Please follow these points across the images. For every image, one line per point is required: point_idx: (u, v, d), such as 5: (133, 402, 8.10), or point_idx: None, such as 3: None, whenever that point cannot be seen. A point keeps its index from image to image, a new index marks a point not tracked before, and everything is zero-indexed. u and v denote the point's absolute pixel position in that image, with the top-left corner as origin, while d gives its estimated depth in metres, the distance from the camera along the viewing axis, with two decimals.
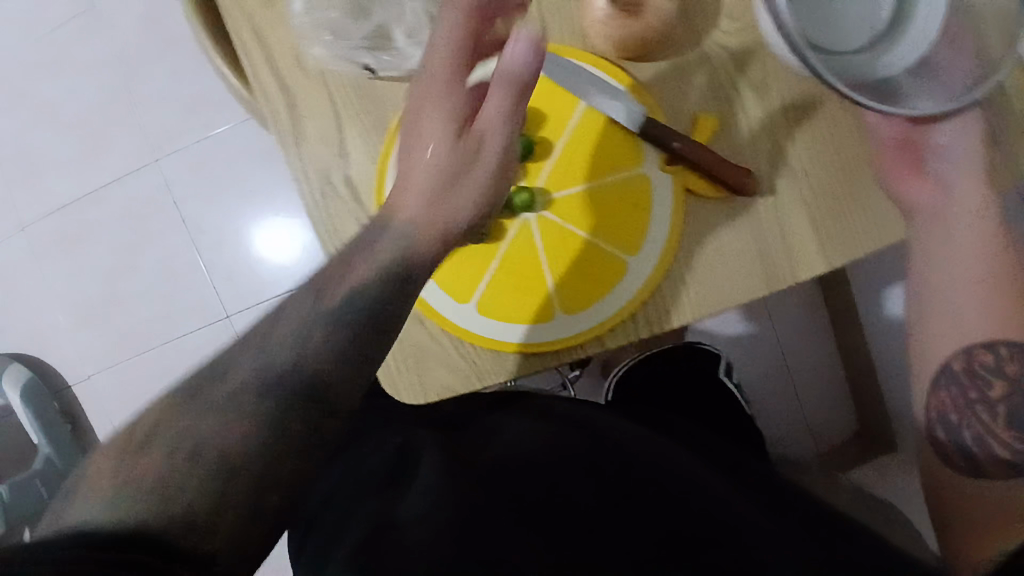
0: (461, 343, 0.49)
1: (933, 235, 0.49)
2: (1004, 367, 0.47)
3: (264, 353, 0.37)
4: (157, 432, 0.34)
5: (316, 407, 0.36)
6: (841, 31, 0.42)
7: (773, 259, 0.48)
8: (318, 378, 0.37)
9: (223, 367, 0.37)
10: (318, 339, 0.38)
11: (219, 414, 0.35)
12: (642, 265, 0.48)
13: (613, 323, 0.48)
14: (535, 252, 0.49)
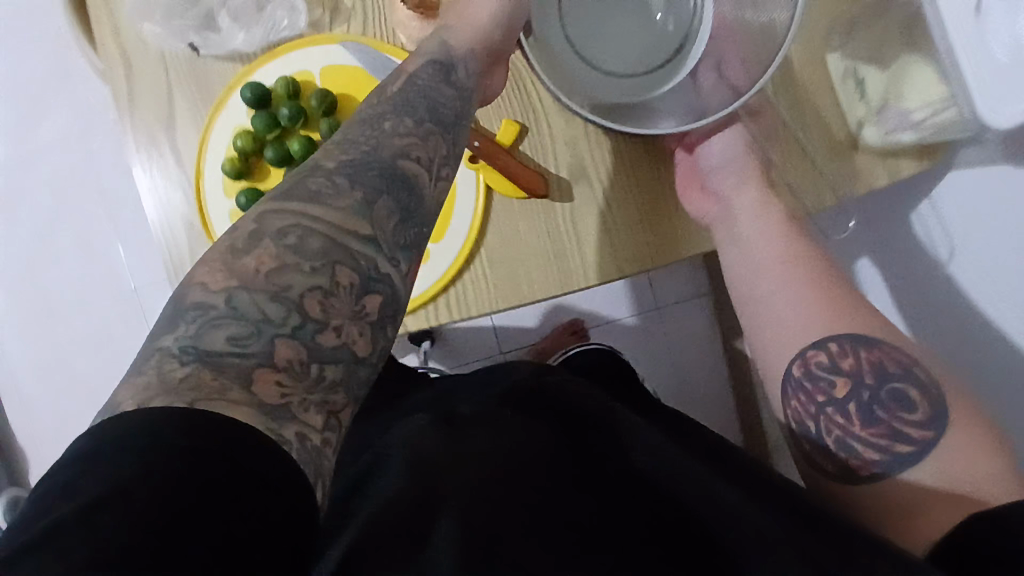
0: None
1: (739, 239, 0.55)
2: (841, 363, 0.47)
3: (284, 225, 0.31)
4: (184, 324, 0.29)
5: (331, 284, 0.31)
6: (610, 59, 0.52)
7: (567, 260, 0.52)
8: (337, 248, 0.31)
9: (217, 249, 0.31)
10: (354, 193, 0.33)
11: (258, 286, 0.30)
12: (446, 253, 0.52)
13: (421, 305, 0.53)
14: None
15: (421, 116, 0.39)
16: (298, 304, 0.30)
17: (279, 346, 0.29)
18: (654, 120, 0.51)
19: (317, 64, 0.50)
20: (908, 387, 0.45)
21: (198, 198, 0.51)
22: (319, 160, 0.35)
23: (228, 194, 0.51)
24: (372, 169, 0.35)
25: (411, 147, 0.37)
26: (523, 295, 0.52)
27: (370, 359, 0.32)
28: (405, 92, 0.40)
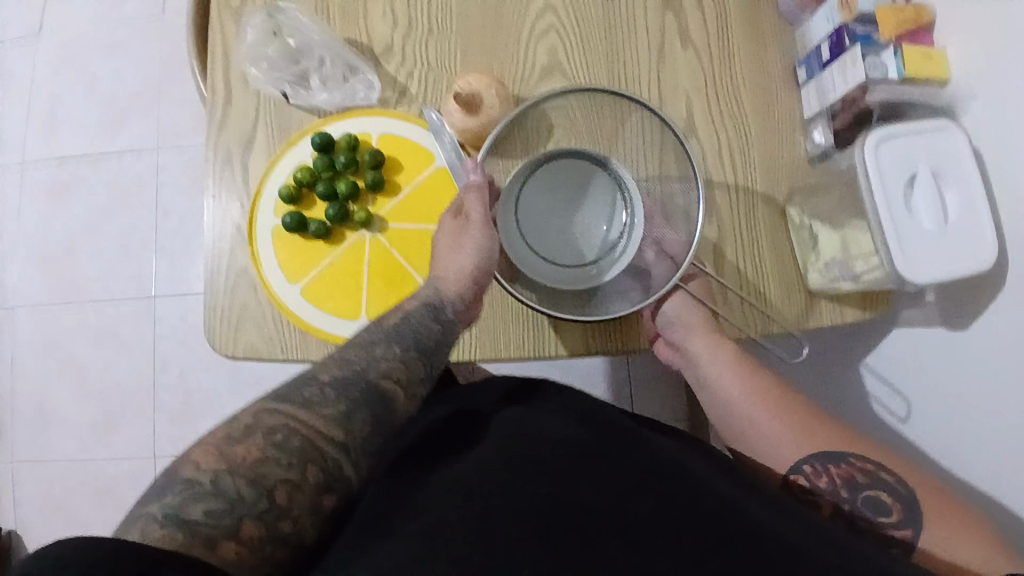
0: (281, 317, 0.60)
1: (705, 383, 0.66)
2: (819, 482, 0.55)
3: (275, 424, 0.44)
4: (169, 496, 0.39)
5: (300, 478, 0.42)
6: (559, 255, 0.59)
7: (541, 328, 0.61)
8: (312, 449, 0.44)
9: (217, 436, 0.43)
10: (337, 404, 0.46)
11: (240, 472, 0.41)
12: None
13: None
14: (362, 265, 0.60)
15: (401, 344, 0.52)
16: (269, 490, 0.41)
17: (245, 523, 0.39)
18: (600, 311, 0.58)
19: (378, 128, 0.62)
20: (882, 493, 0.52)
21: (252, 209, 0.61)
22: (318, 372, 0.48)
23: (277, 212, 0.61)
24: (358, 384, 0.48)
25: (392, 369, 0.50)
26: (498, 349, 0.61)
27: (310, 527, 0.43)
28: (397, 326, 0.53)
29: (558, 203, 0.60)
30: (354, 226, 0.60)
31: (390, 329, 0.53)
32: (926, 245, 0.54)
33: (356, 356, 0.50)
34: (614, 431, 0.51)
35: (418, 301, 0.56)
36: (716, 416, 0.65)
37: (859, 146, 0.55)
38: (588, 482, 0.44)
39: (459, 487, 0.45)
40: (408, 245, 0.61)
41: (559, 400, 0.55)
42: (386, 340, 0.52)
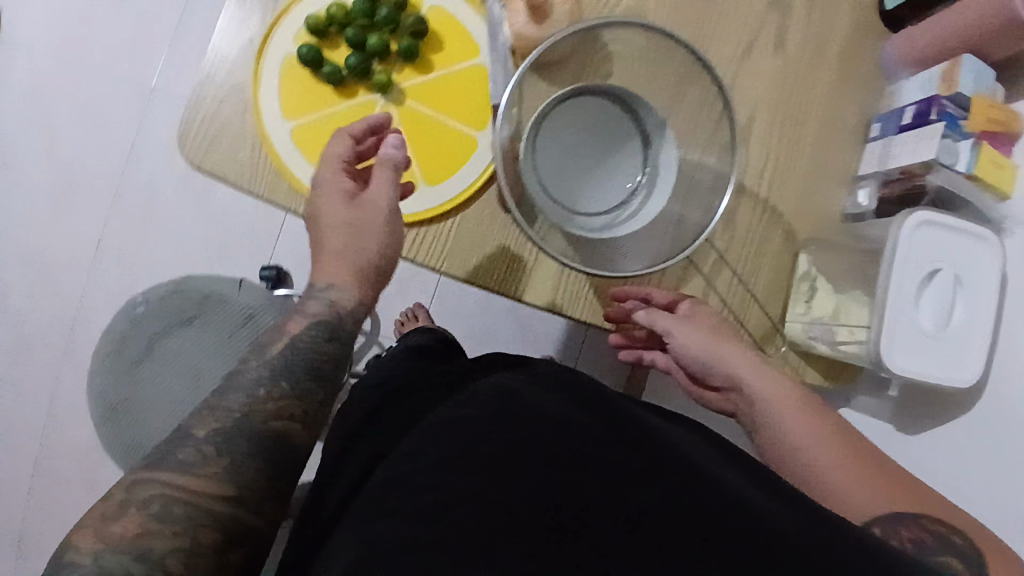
0: (259, 147, 0.55)
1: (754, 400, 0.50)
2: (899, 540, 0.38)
3: (151, 495, 0.43)
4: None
5: (192, 543, 0.42)
6: (574, 195, 0.55)
7: (518, 265, 0.56)
8: (198, 512, 0.42)
9: (101, 511, 0.42)
10: (219, 461, 0.44)
11: (122, 549, 0.40)
12: (432, 198, 0.56)
13: None
14: (363, 130, 0.55)
15: (281, 382, 0.48)
16: (158, 561, 0.40)
17: None
18: (601, 266, 0.55)
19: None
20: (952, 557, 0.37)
21: (271, 25, 0.56)
22: (193, 427, 0.46)
23: (297, 38, 0.56)
24: (242, 433, 0.45)
25: (282, 405, 0.47)
26: (467, 272, 0.55)
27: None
28: (276, 357, 0.49)
29: (596, 147, 0.55)
30: (371, 86, 0.55)
31: (271, 362, 0.49)
32: (914, 343, 0.53)
33: (239, 388, 0.47)
34: (626, 418, 0.41)
35: (305, 319, 0.51)
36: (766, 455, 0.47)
37: (899, 221, 0.52)
38: (591, 480, 0.35)
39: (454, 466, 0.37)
40: (417, 130, 0.56)
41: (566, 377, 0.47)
42: (269, 376, 0.48)
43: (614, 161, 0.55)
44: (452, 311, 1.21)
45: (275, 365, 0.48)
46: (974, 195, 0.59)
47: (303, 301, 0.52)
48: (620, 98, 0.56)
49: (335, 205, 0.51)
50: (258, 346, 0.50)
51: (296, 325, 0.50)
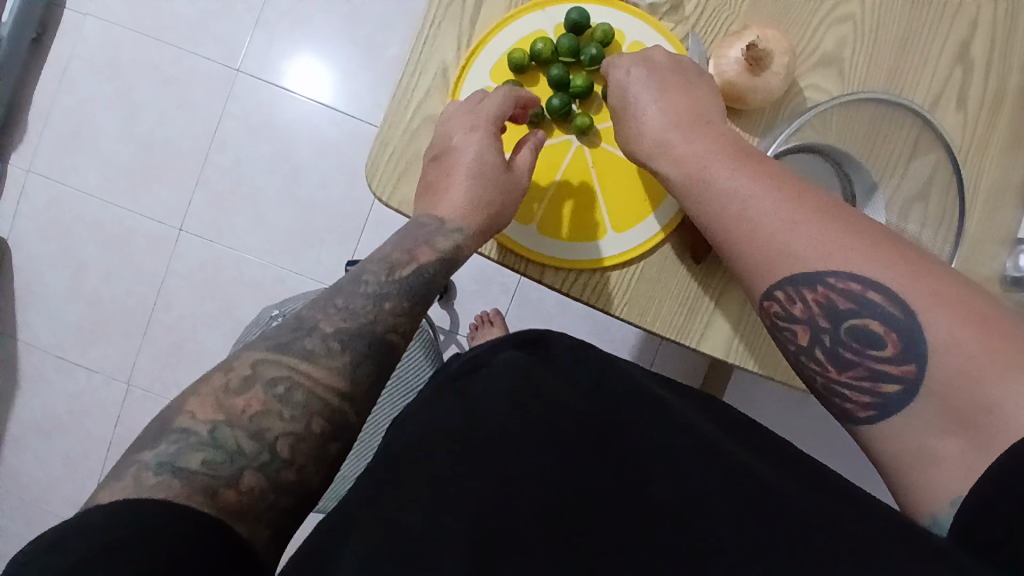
0: None
1: (737, 196, 0.48)
2: (794, 311, 0.45)
3: (277, 376, 0.43)
4: (165, 443, 0.39)
5: (303, 430, 0.42)
6: None
7: (694, 317, 0.55)
8: (316, 402, 0.43)
9: (214, 388, 0.42)
10: (343, 357, 0.45)
11: (241, 424, 0.41)
12: (619, 242, 0.56)
13: (564, 266, 0.56)
14: (556, 171, 0.56)
15: (406, 294, 0.50)
16: (271, 445, 0.41)
17: (245, 474, 0.39)
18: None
19: (636, 35, 0.57)
20: (871, 320, 0.42)
21: (469, 57, 0.55)
22: (321, 322, 0.47)
23: (493, 73, 0.56)
24: (364, 336, 0.46)
25: (401, 323, 0.49)
26: (645, 319, 0.55)
27: (316, 474, 0.42)
28: (402, 280, 0.50)
29: None
30: (570, 128, 0.56)
31: (396, 283, 0.50)
32: None
33: (363, 291, 0.48)
34: (636, 399, 0.46)
35: (435, 254, 0.52)
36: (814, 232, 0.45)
37: None
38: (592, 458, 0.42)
39: (481, 449, 0.41)
40: (609, 172, 0.56)
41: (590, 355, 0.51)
42: (394, 292, 0.49)
43: None
44: (531, 316, 1.21)
45: (399, 285, 0.49)
46: None
47: (428, 232, 0.53)
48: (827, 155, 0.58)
49: (467, 146, 0.53)
50: (383, 268, 0.50)
51: (425, 254, 0.52)
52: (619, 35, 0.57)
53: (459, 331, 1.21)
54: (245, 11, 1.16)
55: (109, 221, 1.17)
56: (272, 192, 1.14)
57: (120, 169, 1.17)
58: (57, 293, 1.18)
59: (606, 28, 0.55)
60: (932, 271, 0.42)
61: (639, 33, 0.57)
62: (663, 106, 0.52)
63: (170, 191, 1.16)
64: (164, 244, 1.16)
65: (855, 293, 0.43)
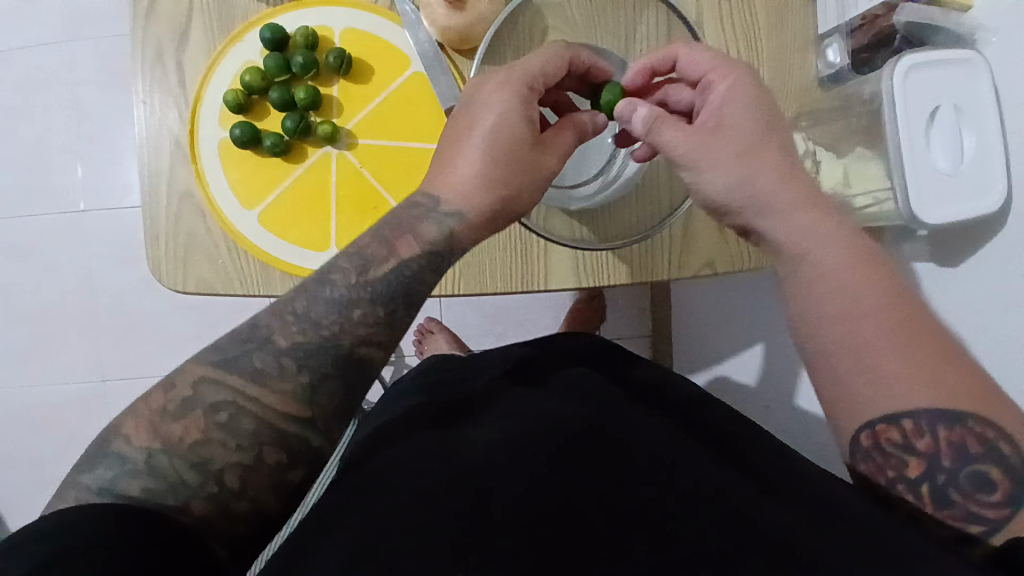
0: (233, 246, 0.53)
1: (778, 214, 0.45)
2: (917, 444, 0.39)
3: (218, 401, 0.42)
4: (101, 467, 0.40)
5: (254, 461, 0.42)
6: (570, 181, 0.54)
7: (530, 262, 0.58)
8: (266, 430, 0.42)
9: (152, 408, 0.42)
10: (298, 378, 0.43)
11: (180, 453, 0.41)
12: None
13: None
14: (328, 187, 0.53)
15: (373, 301, 0.45)
16: (217, 474, 0.41)
17: (194, 502, 0.40)
18: (609, 240, 0.54)
19: (341, 21, 0.54)
20: (988, 467, 0.38)
21: (192, 119, 0.53)
22: (276, 334, 0.44)
23: (223, 122, 0.53)
24: (325, 354, 0.43)
25: (374, 334, 0.45)
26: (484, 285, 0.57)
27: (272, 501, 0.42)
28: (376, 282, 0.45)
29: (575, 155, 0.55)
30: (318, 141, 0.53)
31: (369, 285, 0.45)
32: (939, 186, 0.52)
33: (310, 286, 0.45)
34: (628, 406, 0.52)
35: (419, 246, 0.46)
36: (900, 314, 0.40)
37: (887, 73, 0.53)
38: (591, 448, 0.46)
39: (466, 462, 0.45)
40: (377, 164, 0.53)
41: (557, 386, 0.56)
42: (364, 298, 0.45)
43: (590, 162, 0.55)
44: (466, 306, 1.22)
45: (371, 291, 0.45)
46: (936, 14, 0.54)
47: (423, 212, 0.46)
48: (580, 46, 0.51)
49: (485, 108, 0.47)
50: (355, 265, 0.45)
51: (408, 249, 0.46)
52: (326, 28, 0.54)
53: (406, 354, 1.21)
54: (65, 152, 1.12)
55: (32, 403, 1.15)
56: (169, 309, 1.14)
57: (18, 352, 1.15)
58: (18, 490, 1.17)
59: (309, 31, 0.53)
60: (912, 302, 0.41)
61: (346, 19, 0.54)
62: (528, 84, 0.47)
63: (75, 351, 1.14)
64: (92, 402, 1.15)
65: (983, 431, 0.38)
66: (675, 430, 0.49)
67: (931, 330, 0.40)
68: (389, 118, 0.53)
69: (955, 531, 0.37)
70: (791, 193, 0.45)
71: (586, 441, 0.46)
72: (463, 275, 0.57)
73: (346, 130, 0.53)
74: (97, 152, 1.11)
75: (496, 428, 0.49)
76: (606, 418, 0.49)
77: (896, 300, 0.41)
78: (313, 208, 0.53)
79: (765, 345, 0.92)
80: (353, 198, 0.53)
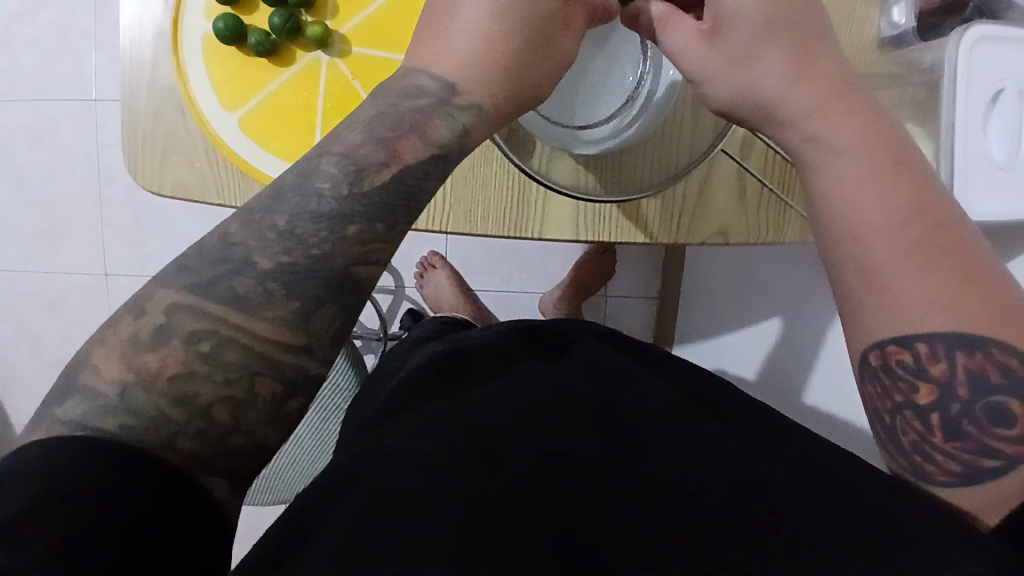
0: (212, 151, 0.52)
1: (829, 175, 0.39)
2: (931, 370, 0.35)
3: (198, 328, 0.32)
4: (71, 401, 0.30)
5: (247, 394, 0.32)
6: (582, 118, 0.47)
7: (528, 205, 0.54)
8: (260, 361, 0.32)
9: (123, 336, 0.31)
10: (289, 304, 0.33)
11: (160, 389, 0.31)
12: None
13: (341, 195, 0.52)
14: (314, 96, 0.52)
15: (371, 214, 0.35)
16: (205, 411, 0.31)
17: (180, 440, 0.31)
18: (627, 193, 0.49)
19: None
20: (1009, 399, 0.34)
21: (177, 6, 0.52)
22: (256, 252, 0.33)
23: (209, 14, 0.52)
24: (318, 275, 0.34)
25: (374, 253, 0.35)
26: (476, 225, 0.53)
27: (274, 435, 0.33)
28: (371, 193, 0.36)
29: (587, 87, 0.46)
30: (308, 43, 0.52)
31: (364, 195, 0.35)
32: (987, 177, 0.48)
33: (291, 194, 0.35)
34: (632, 381, 0.50)
35: (427, 146, 0.38)
36: (925, 242, 0.36)
37: (955, 41, 0.47)
38: (601, 434, 0.44)
39: (468, 427, 0.43)
40: (365, 75, 0.52)
41: (569, 356, 0.53)
42: (363, 214, 0.35)
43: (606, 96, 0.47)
44: (474, 245, 1.18)
45: (368, 205, 0.35)
46: None
47: (423, 110, 0.39)
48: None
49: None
50: (346, 172, 0.36)
51: (409, 151, 0.37)
52: None
53: (407, 286, 1.19)
54: (76, 34, 1.08)
55: (41, 288, 1.17)
56: (175, 210, 1.13)
57: (26, 237, 1.15)
58: (27, 368, 1.21)
59: None
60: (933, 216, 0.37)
61: None
62: None
63: (81, 242, 1.15)
64: (99, 295, 1.17)
65: (1005, 367, 0.34)
66: (692, 418, 0.46)
67: (961, 245, 0.36)
68: (381, 28, 0.52)
69: (965, 464, 0.34)
70: (809, 93, 0.40)
71: (590, 424, 0.44)
72: (460, 209, 0.53)
73: (335, 35, 0.52)
74: (106, 38, 1.07)
75: (501, 395, 0.47)
76: (614, 403, 0.47)
77: (917, 220, 0.36)
78: (294, 115, 0.52)
79: (782, 320, 0.87)
80: (336, 109, 0.52)
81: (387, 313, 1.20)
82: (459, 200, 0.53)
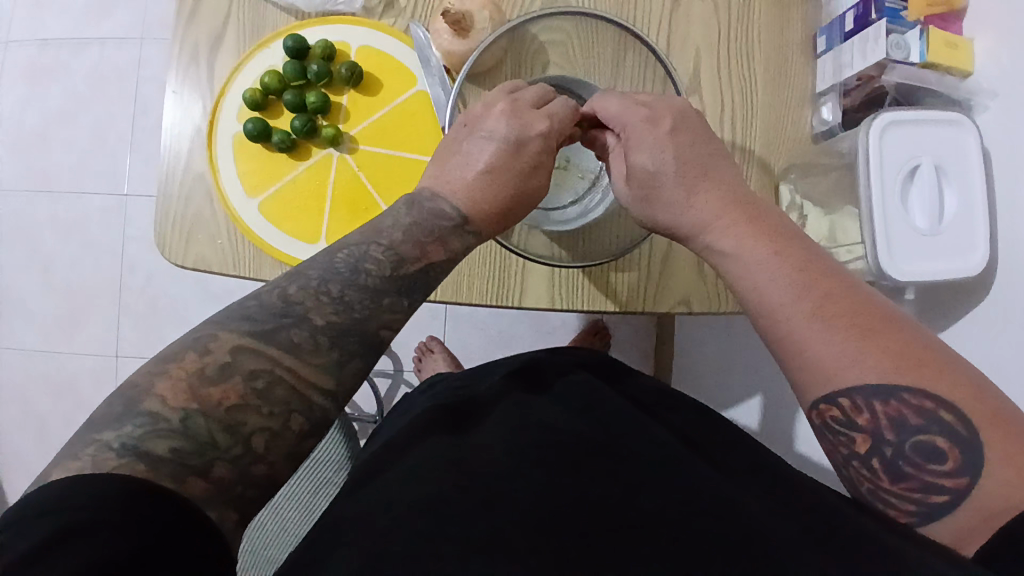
0: (234, 230, 0.60)
1: (761, 251, 0.46)
2: (857, 419, 0.40)
3: (257, 369, 0.39)
4: (129, 426, 0.35)
5: (281, 427, 0.38)
6: (556, 204, 0.57)
7: (509, 279, 0.60)
8: (298, 399, 0.39)
9: (187, 370, 0.37)
10: (330, 353, 0.41)
11: (215, 416, 0.37)
12: None
13: None
14: (326, 185, 0.61)
15: (400, 293, 0.45)
16: (246, 438, 0.37)
17: (217, 465, 0.36)
18: (590, 260, 0.56)
19: (360, 40, 0.62)
20: (933, 434, 0.38)
21: (214, 110, 0.62)
22: (311, 312, 0.42)
23: (240, 117, 0.62)
24: (355, 334, 0.42)
25: (397, 323, 0.44)
26: (463, 296, 0.60)
27: (287, 468, 0.39)
28: (404, 276, 0.45)
29: (556, 181, 0.57)
30: (322, 142, 0.61)
31: (399, 280, 0.45)
32: (910, 242, 0.54)
33: (341, 268, 0.43)
34: (625, 426, 0.50)
35: (446, 254, 0.48)
36: (845, 307, 0.42)
37: (865, 127, 0.55)
38: (596, 475, 0.45)
39: (466, 473, 0.45)
40: (371, 168, 0.61)
41: (560, 395, 0.56)
42: (395, 289, 0.44)
43: (572, 188, 0.58)
44: (471, 329, 1.24)
45: (401, 283, 0.44)
46: (931, 76, 0.57)
47: (432, 220, 0.48)
48: (564, 88, 0.57)
49: (479, 139, 0.51)
50: (389, 260, 0.45)
51: (437, 254, 0.47)
52: (343, 44, 0.62)
53: (406, 369, 1.23)
54: (117, 141, 1.21)
55: (55, 371, 1.22)
56: (190, 297, 1.20)
57: (48, 322, 1.22)
58: (31, 451, 1.23)
59: (327, 46, 0.61)
60: (842, 283, 0.43)
61: (361, 41, 0.62)
62: (508, 113, 0.51)
63: (99, 326, 1.21)
64: (108, 376, 1.21)
65: (927, 409, 0.38)
66: (687, 452, 0.47)
67: (865, 303, 0.42)
68: (386, 129, 0.62)
69: (917, 502, 0.39)
70: (709, 193, 0.49)
71: (580, 464, 0.46)
72: (450, 285, 0.60)
73: (346, 136, 0.61)
74: (144, 144, 1.20)
75: (493, 435, 0.49)
76: (611, 441, 0.48)
77: (830, 288, 0.43)
78: (307, 205, 0.60)
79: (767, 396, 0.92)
80: (343, 195, 0.60)
81: (386, 396, 1.24)
82: (452, 278, 0.60)
